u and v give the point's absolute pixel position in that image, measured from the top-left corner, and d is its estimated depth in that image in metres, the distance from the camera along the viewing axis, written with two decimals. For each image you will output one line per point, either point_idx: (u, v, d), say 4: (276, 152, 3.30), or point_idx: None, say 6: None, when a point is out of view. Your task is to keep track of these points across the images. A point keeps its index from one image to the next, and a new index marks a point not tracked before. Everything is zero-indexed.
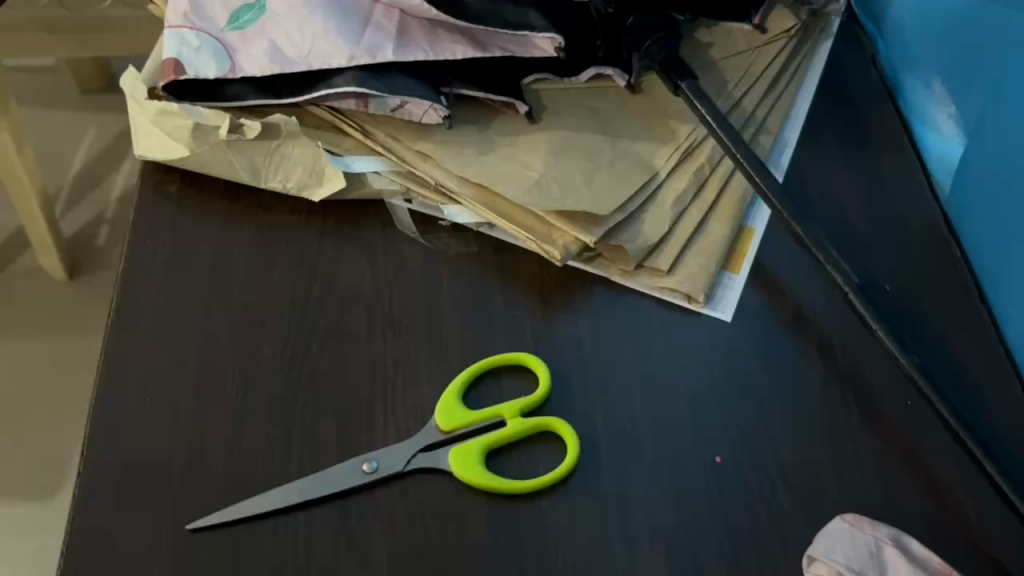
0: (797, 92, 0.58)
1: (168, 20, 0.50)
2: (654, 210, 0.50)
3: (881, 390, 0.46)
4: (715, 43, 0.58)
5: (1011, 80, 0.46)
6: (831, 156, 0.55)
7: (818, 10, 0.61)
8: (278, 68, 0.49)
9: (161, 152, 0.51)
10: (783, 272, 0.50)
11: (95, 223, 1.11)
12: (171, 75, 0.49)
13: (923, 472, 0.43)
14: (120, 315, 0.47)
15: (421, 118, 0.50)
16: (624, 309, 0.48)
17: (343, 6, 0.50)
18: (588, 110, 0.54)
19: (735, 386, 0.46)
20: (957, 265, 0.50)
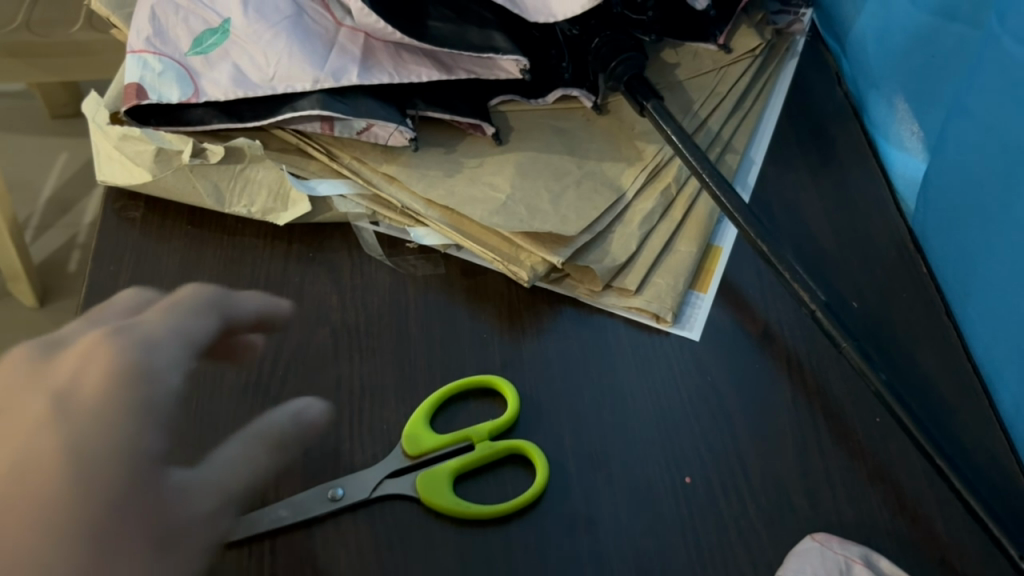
0: (763, 111, 0.59)
1: (130, 45, 0.50)
2: (621, 230, 0.50)
3: (849, 407, 0.46)
4: (681, 64, 0.59)
5: (967, 93, 0.46)
6: (797, 173, 0.55)
7: (783, 29, 0.62)
8: (241, 92, 0.49)
9: (124, 177, 0.51)
10: (750, 290, 0.50)
11: (67, 249, 1.12)
12: (133, 100, 0.48)
13: (893, 488, 0.43)
14: None
15: (387, 140, 0.50)
16: (593, 330, 0.48)
17: (307, 30, 0.50)
18: (553, 131, 0.54)
19: (703, 404, 0.46)
20: (923, 280, 0.50)
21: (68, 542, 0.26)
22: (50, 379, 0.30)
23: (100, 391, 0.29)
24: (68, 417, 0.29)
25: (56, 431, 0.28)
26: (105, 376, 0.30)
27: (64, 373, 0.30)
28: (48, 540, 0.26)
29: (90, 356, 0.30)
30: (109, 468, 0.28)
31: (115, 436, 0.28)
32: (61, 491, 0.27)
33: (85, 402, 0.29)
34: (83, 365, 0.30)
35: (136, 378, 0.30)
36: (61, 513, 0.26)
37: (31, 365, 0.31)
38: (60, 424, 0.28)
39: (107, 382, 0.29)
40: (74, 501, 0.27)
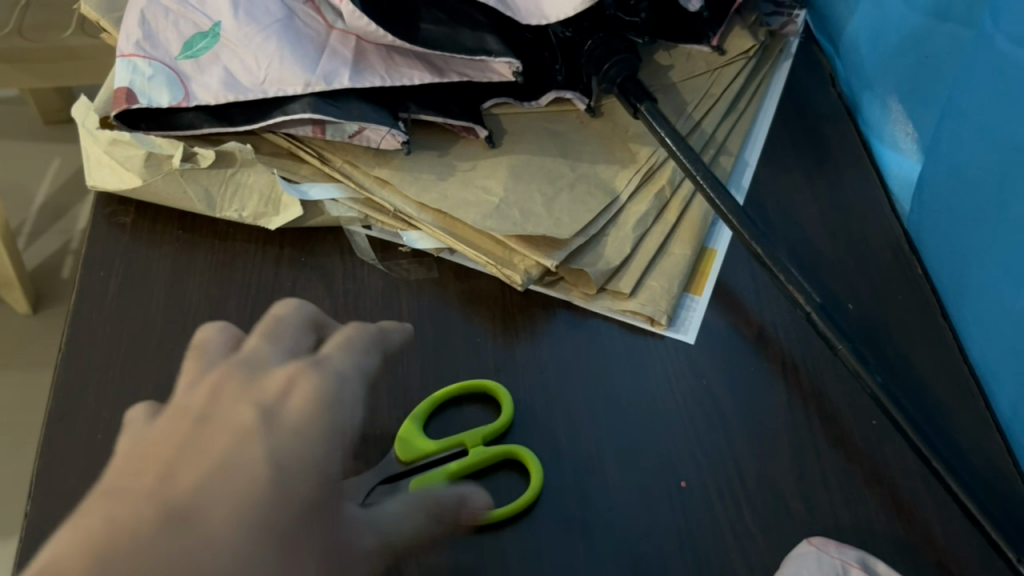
0: (757, 113, 0.59)
1: (119, 48, 0.50)
2: (615, 232, 0.50)
3: (845, 409, 0.45)
4: (675, 66, 0.58)
5: (960, 94, 0.45)
6: (790, 174, 0.55)
7: (777, 30, 0.62)
8: (232, 96, 0.49)
9: (115, 182, 0.51)
10: (745, 292, 0.50)
11: (61, 255, 1.11)
12: (122, 104, 0.48)
13: (889, 491, 0.42)
14: (72, 348, 0.45)
15: (379, 144, 0.50)
16: (587, 333, 0.48)
17: (297, 33, 0.50)
18: (546, 134, 0.54)
19: (698, 407, 0.45)
20: (918, 281, 0.50)
21: (258, 531, 0.28)
22: (264, 392, 0.33)
23: (307, 408, 0.32)
24: (272, 430, 0.31)
25: (265, 441, 0.30)
26: (310, 397, 0.33)
27: (272, 393, 0.32)
28: (244, 513, 0.28)
29: (283, 380, 0.33)
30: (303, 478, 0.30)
31: (318, 455, 0.31)
32: (268, 481, 0.29)
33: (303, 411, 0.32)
34: (290, 389, 0.33)
35: (339, 406, 0.33)
36: (264, 502, 0.28)
37: (239, 385, 0.33)
38: (270, 433, 0.31)
39: (308, 406, 0.32)
40: (280, 495, 0.29)
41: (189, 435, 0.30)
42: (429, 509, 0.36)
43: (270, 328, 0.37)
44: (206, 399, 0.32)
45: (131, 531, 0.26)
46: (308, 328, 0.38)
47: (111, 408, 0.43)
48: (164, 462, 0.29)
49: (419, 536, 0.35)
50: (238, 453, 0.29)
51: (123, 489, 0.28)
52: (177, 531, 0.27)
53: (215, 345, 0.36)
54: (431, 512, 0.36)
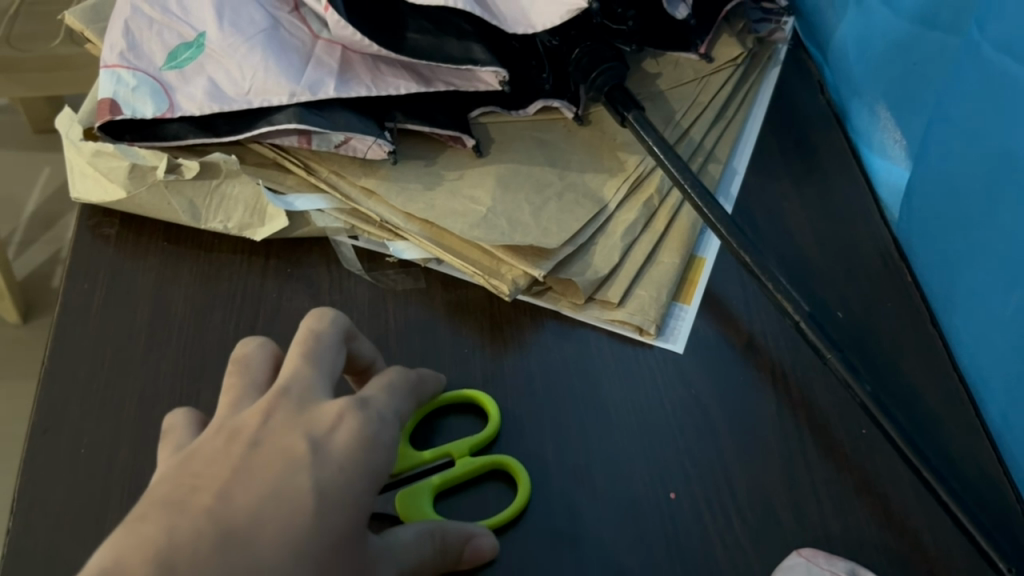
0: (745, 120, 0.58)
1: (104, 59, 0.49)
2: (603, 241, 0.50)
3: (835, 418, 0.45)
4: (662, 73, 0.58)
5: (946, 102, 0.45)
6: (779, 182, 0.55)
7: (765, 37, 0.62)
8: (217, 106, 0.48)
9: (99, 194, 0.50)
10: (735, 301, 0.50)
11: (51, 264, 1.11)
12: (106, 115, 0.48)
13: (879, 501, 0.42)
14: (56, 362, 0.45)
15: (366, 153, 0.50)
16: (576, 343, 0.48)
17: (283, 42, 0.50)
18: (534, 142, 0.54)
19: (687, 417, 0.45)
20: (908, 288, 0.50)
21: (312, 563, 0.28)
22: (315, 423, 0.31)
23: (353, 446, 0.31)
24: (324, 467, 0.30)
25: (315, 475, 0.30)
26: (356, 433, 0.32)
27: (324, 424, 0.31)
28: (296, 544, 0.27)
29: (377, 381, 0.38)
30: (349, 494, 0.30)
31: (363, 492, 0.31)
32: (315, 514, 0.29)
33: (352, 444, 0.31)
34: (339, 424, 0.32)
35: (374, 449, 0.32)
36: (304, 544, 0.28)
37: (291, 412, 0.32)
38: (318, 469, 0.30)
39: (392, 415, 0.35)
40: (320, 529, 0.28)
41: (232, 460, 0.29)
42: (436, 541, 0.37)
43: (310, 349, 0.35)
44: (257, 423, 0.31)
45: (188, 551, 0.25)
46: (341, 345, 0.36)
47: (94, 422, 0.43)
48: (219, 480, 0.28)
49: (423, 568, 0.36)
50: (290, 483, 0.29)
51: (178, 503, 0.27)
52: (233, 552, 0.26)
53: (256, 362, 0.35)
54: (438, 544, 0.37)
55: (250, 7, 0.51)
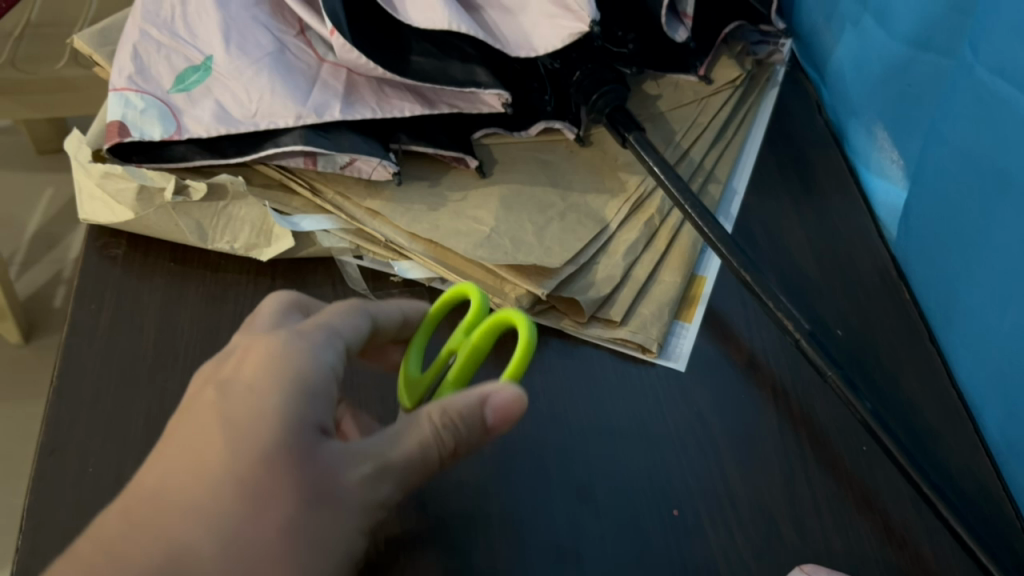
0: (745, 141, 0.59)
1: (112, 82, 0.50)
2: (606, 261, 0.50)
3: (834, 435, 0.45)
4: (663, 95, 0.59)
5: (942, 124, 0.46)
6: (778, 202, 0.56)
7: (764, 59, 0.63)
8: (223, 128, 0.49)
9: (106, 215, 0.51)
10: (735, 319, 0.50)
11: (53, 284, 1.12)
12: (114, 137, 0.48)
13: (881, 518, 0.42)
14: (63, 382, 0.45)
15: (371, 175, 0.50)
16: (578, 361, 0.48)
17: (289, 65, 0.51)
18: (538, 163, 0.55)
19: (690, 435, 0.45)
20: (906, 306, 0.50)
21: None
22: (227, 371, 0.34)
23: (259, 369, 0.33)
24: (233, 401, 0.32)
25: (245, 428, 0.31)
26: (262, 358, 0.33)
27: (231, 366, 0.34)
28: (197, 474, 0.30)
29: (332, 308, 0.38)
30: (252, 410, 0.32)
31: (292, 401, 0.32)
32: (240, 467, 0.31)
33: (261, 368, 0.33)
34: (245, 358, 0.34)
35: (281, 360, 0.33)
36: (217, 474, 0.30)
37: (209, 368, 0.35)
38: (227, 401, 0.32)
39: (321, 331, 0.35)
40: None
41: (182, 438, 0.32)
42: (436, 423, 0.34)
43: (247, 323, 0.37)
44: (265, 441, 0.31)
45: None
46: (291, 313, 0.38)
47: (101, 441, 0.43)
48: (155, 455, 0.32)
49: (431, 456, 0.34)
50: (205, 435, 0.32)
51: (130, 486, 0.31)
52: None
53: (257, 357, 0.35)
54: (439, 425, 0.34)
55: (257, 32, 0.52)
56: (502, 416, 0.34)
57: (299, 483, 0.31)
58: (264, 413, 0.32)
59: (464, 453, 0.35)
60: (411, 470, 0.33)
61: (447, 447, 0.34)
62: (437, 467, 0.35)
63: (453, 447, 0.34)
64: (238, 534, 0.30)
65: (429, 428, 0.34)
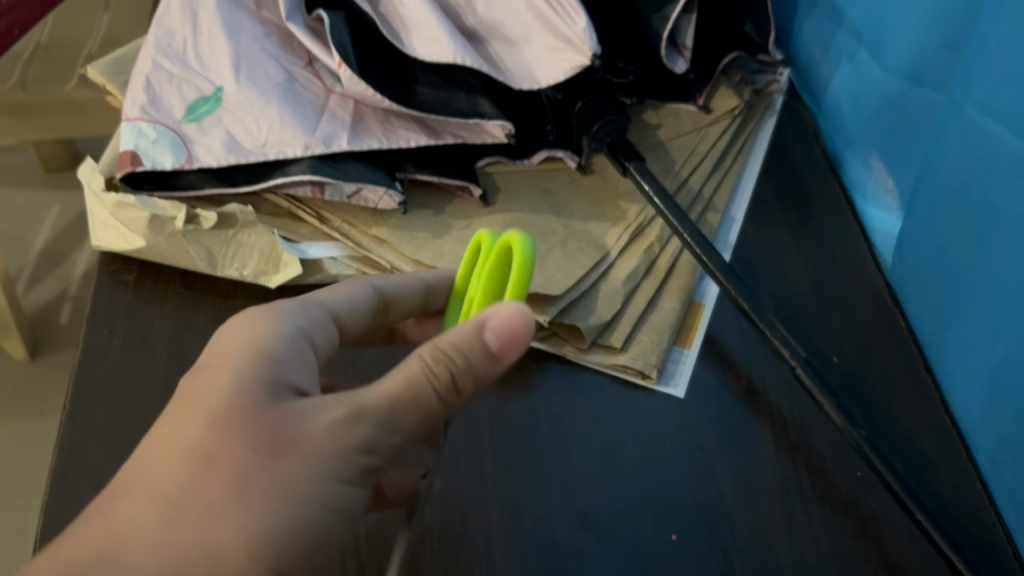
0: (744, 170, 0.60)
1: (125, 112, 0.52)
2: (606, 288, 0.52)
3: (831, 461, 0.46)
4: (663, 125, 0.61)
5: (934, 158, 0.47)
6: (776, 230, 0.57)
7: (762, 88, 0.64)
8: (234, 158, 0.50)
9: (117, 243, 0.51)
10: (733, 345, 0.51)
11: (58, 301, 1.13)
12: (126, 166, 0.50)
13: (876, 543, 0.43)
14: (76, 406, 0.46)
15: (377, 204, 0.51)
16: (579, 388, 0.49)
17: (298, 96, 0.52)
18: (541, 192, 0.56)
19: (689, 460, 0.46)
20: (901, 334, 0.51)
21: None
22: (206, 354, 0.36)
23: (229, 348, 0.35)
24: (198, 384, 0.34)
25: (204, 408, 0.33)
26: (232, 335, 0.36)
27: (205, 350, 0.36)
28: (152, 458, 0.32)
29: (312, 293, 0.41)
30: (213, 388, 0.34)
31: (258, 369, 0.34)
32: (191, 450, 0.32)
33: (231, 345, 0.35)
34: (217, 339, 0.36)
35: (250, 334, 0.36)
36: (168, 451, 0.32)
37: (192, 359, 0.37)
38: (193, 384, 0.34)
39: (290, 310, 0.38)
40: None
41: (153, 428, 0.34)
42: (427, 358, 0.34)
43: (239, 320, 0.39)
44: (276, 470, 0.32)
45: None
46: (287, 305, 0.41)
47: (113, 464, 0.44)
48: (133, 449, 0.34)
49: (424, 394, 0.34)
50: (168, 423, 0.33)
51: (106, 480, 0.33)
52: None
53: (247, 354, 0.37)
54: (429, 360, 0.34)
55: (267, 63, 0.53)
56: (505, 337, 0.35)
57: (249, 444, 0.32)
58: (222, 381, 0.34)
59: (468, 391, 0.35)
60: (408, 405, 0.34)
61: (443, 381, 0.34)
62: (438, 408, 0.35)
63: (451, 380, 0.34)
64: (181, 503, 0.31)
65: (417, 367, 0.34)
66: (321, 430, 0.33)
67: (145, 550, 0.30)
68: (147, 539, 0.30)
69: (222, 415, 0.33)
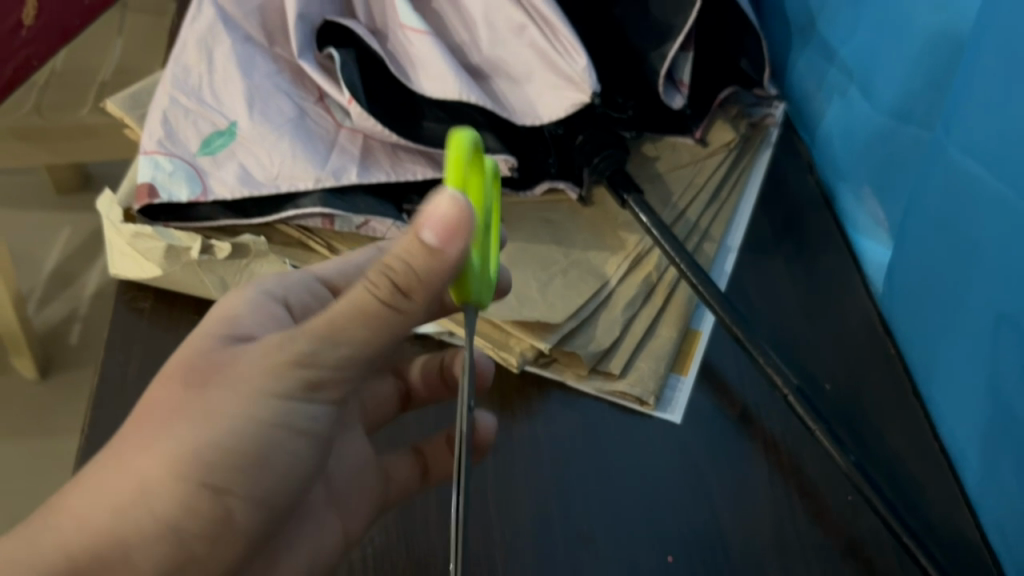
0: (740, 201, 0.62)
1: (143, 145, 0.53)
2: (605, 317, 0.53)
3: (822, 485, 0.48)
4: (661, 157, 0.63)
5: (921, 193, 0.49)
6: (771, 260, 0.58)
7: (758, 121, 0.66)
8: (247, 190, 0.52)
9: (136, 271, 0.53)
10: (729, 372, 0.53)
11: (68, 321, 1.15)
12: (144, 198, 0.51)
13: (865, 566, 0.45)
14: (94, 431, 0.48)
15: (385, 235, 0.53)
16: (579, 413, 0.51)
17: (309, 131, 0.54)
18: (542, 222, 0.58)
19: (685, 484, 0.48)
20: (891, 361, 0.53)
21: None
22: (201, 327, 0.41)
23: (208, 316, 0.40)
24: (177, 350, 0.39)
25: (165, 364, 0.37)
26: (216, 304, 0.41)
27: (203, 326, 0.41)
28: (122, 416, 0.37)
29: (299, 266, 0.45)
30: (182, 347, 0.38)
31: (223, 327, 0.38)
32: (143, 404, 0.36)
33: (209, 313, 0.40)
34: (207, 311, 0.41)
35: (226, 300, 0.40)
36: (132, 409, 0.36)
37: None
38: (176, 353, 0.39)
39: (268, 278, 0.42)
40: None
41: None
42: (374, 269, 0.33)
43: None
44: None
45: None
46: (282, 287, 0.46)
47: None
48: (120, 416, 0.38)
49: (369, 307, 0.33)
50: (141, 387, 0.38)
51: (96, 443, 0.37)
52: None
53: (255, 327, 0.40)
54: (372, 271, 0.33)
55: (280, 100, 0.55)
56: (441, 229, 0.31)
57: (180, 388, 0.36)
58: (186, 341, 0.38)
59: (420, 294, 0.33)
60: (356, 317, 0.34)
61: (384, 290, 0.33)
62: (391, 316, 0.34)
63: (393, 287, 0.33)
64: (123, 451, 0.35)
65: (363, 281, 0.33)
66: (262, 355, 0.35)
67: (99, 489, 0.34)
68: (99, 482, 0.34)
69: (173, 367, 0.36)
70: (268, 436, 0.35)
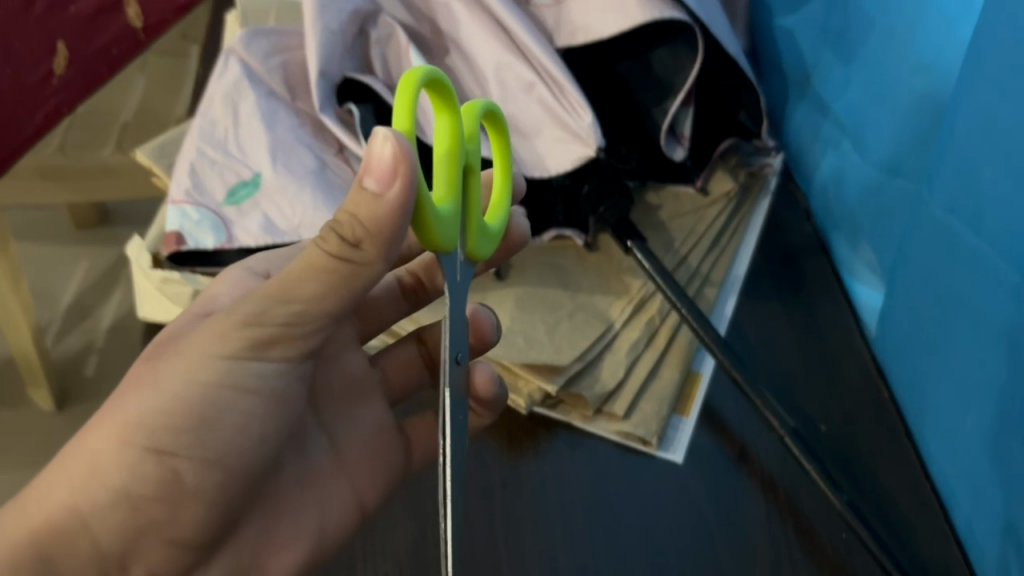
0: (738, 248, 0.65)
1: (171, 195, 0.56)
2: (610, 359, 0.56)
3: (818, 523, 0.50)
4: (663, 205, 0.67)
5: (910, 243, 0.51)
6: (769, 304, 0.61)
7: (757, 170, 0.68)
8: (270, 239, 0.55)
9: (164, 313, 0.56)
10: (728, 413, 0.55)
11: (84, 353, 1.18)
12: (172, 245, 0.54)
13: None
14: None
15: None
16: (584, 452, 0.53)
17: (329, 182, 0.57)
18: (551, 267, 0.61)
19: (686, 522, 0.50)
20: (884, 403, 0.55)
21: None
22: None
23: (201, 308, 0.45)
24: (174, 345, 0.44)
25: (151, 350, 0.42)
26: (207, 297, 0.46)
27: None
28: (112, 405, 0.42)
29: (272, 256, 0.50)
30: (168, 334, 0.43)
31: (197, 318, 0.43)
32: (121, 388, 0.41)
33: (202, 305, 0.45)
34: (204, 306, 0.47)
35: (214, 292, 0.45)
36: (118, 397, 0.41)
37: None
38: None
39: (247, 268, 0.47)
40: None
41: None
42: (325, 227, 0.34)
43: None
44: None
45: None
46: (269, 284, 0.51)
47: None
48: None
49: (319, 264, 0.35)
50: None
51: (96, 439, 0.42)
52: None
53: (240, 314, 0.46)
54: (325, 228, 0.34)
55: (301, 152, 0.58)
56: (378, 172, 0.31)
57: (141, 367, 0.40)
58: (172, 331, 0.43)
59: (370, 244, 0.33)
60: (312, 273, 0.35)
61: (333, 244, 0.34)
62: (345, 268, 0.35)
63: (341, 240, 0.34)
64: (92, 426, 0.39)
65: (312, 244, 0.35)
66: (215, 323, 0.39)
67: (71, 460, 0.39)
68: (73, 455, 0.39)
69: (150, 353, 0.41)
70: (228, 412, 0.39)
